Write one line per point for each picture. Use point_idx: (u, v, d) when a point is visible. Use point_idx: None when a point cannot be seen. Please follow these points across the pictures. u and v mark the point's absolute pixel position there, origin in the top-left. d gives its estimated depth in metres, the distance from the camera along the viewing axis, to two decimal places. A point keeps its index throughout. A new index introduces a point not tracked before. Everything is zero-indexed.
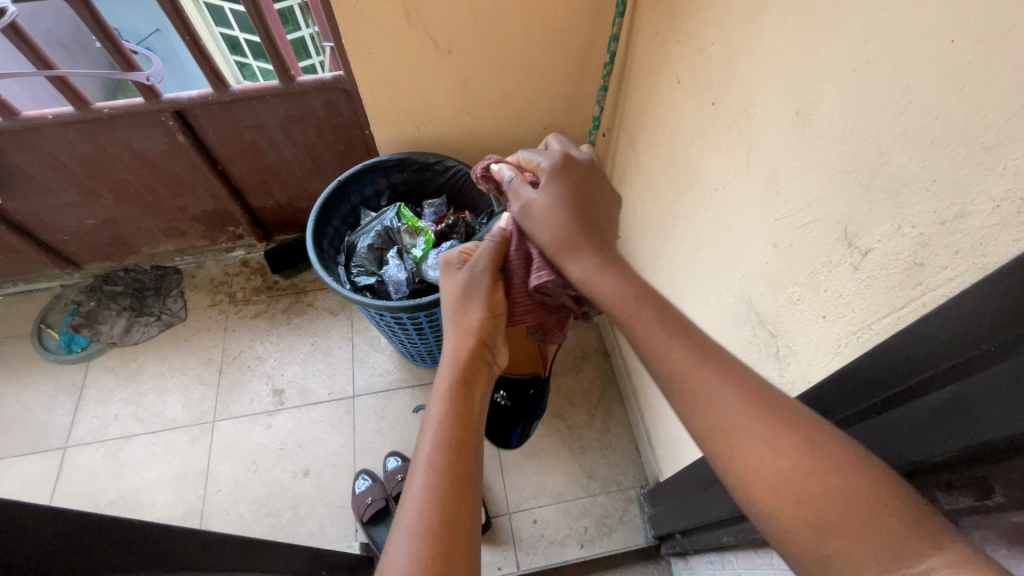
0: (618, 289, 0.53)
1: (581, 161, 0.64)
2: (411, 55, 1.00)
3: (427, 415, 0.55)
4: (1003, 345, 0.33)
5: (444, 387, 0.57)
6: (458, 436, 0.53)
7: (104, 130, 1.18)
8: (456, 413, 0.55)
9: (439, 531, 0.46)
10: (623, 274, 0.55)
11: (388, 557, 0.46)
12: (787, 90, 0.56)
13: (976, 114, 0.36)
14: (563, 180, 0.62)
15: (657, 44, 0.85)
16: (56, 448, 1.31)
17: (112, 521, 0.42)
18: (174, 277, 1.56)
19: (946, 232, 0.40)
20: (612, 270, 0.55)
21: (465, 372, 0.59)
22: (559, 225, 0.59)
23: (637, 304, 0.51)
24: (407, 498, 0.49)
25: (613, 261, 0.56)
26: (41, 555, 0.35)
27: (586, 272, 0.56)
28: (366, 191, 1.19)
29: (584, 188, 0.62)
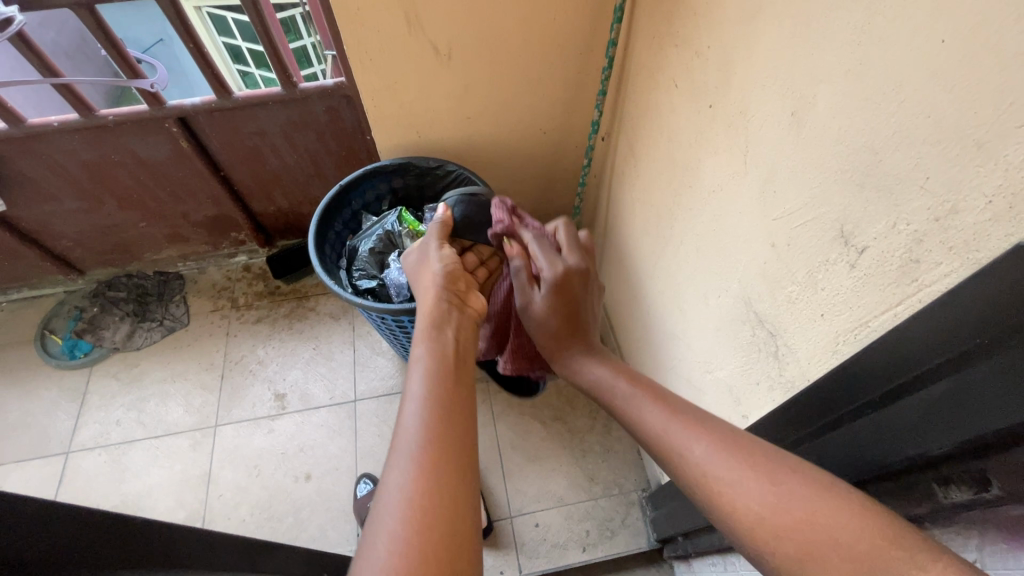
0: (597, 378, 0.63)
1: (576, 269, 0.72)
2: (411, 61, 1.01)
3: (412, 357, 0.57)
4: (998, 337, 0.34)
5: (426, 334, 0.60)
6: (444, 368, 0.54)
7: (108, 137, 1.19)
8: (440, 350, 0.57)
9: (436, 442, 0.47)
10: (607, 360, 0.66)
11: (387, 482, 0.45)
12: (782, 91, 0.57)
13: (967, 112, 0.37)
14: (561, 285, 0.70)
15: (655, 49, 0.86)
16: (59, 454, 1.32)
17: (113, 519, 0.42)
18: (177, 282, 1.57)
19: (940, 228, 0.40)
20: (597, 361, 0.66)
21: (441, 321, 0.62)
22: (553, 323, 0.69)
23: (614, 382, 0.61)
24: (400, 424, 0.49)
25: (595, 351, 0.68)
26: (44, 551, 0.35)
27: (574, 362, 0.68)
28: (367, 196, 1.19)
29: (577, 293, 0.71)
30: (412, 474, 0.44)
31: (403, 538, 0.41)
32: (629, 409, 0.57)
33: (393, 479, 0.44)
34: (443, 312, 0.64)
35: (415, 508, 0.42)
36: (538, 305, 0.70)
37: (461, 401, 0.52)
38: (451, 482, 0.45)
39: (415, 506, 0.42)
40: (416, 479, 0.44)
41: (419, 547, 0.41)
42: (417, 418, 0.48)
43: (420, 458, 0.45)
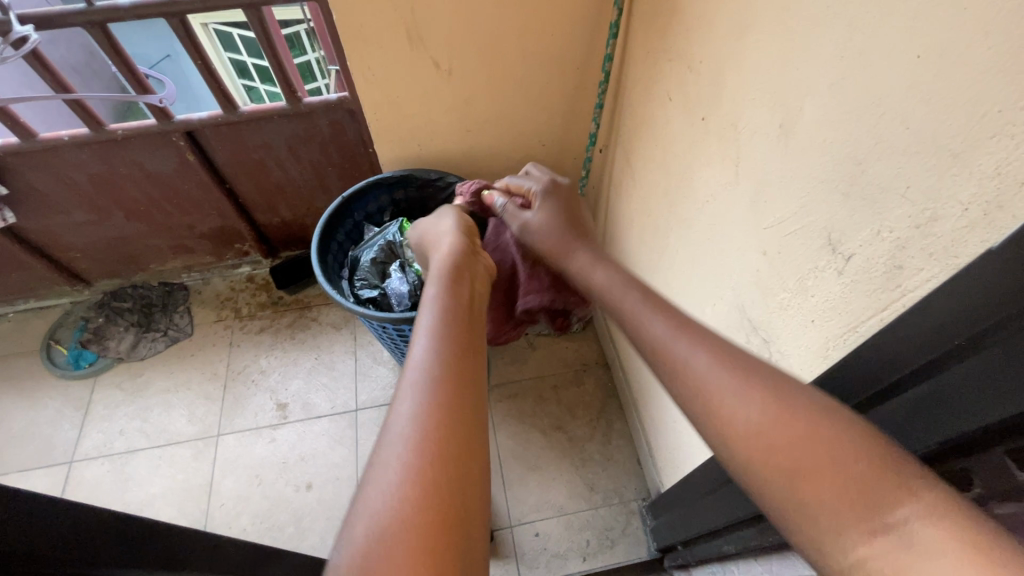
0: (609, 277, 0.59)
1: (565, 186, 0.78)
2: (413, 75, 1.04)
3: (423, 297, 0.56)
4: (976, 338, 0.35)
5: (438, 279, 0.60)
6: (456, 310, 0.54)
7: (116, 150, 1.22)
8: (453, 295, 0.57)
9: (447, 379, 0.46)
10: (618, 266, 0.61)
11: (392, 418, 0.43)
12: (770, 104, 0.59)
13: (942, 124, 0.39)
14: (552, 197, 0.76)
15: (650, 63, 0.88)
16: (62, 463, 1.33)
17: (116, 519, 0.43)
18: (181, 293, 1.59)
19: (921, 235, 0.41)
20: (605, 263, 0.62)
21: (457, 271, 0.62)
22: (554, 233, 0.71)
23: (625, 290, 0.56)
24: (408, 360, 0.48)
25: (604, 254, 0.65)
26: (55, 548, 0.36)
27: (583, 266, 0.64)
28: (369, 207, 1.22)
29: (569, 204, 0.76)
30: (422, 408, 0.43)
31: (409, 469, 0.40)
32: (634, 316, 0.52)
33: (401, 410, 0.43)
34: (456, 262, 0.64)
35: (423, 440, 0.41)
36: (535, 220, 0.74)
37: (469, 345, 0.51)
38: (459, 422, 0.43)
39: (422, 439, 0.41)
40: (428, 413, 0.43)
41: (424, 483, 0.39)
42: (429, 353, 0.48)
43: (430, 391, 0.44)
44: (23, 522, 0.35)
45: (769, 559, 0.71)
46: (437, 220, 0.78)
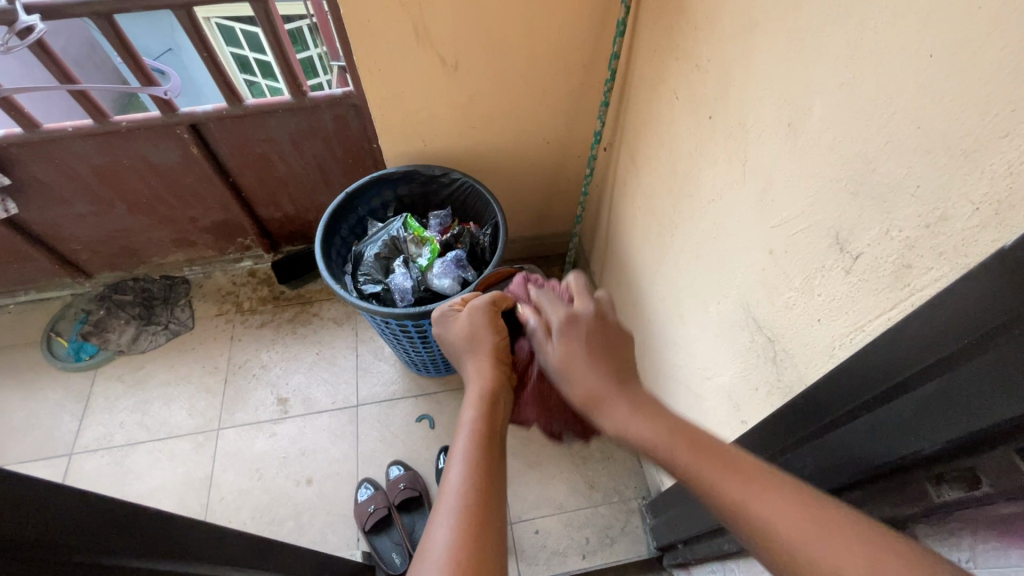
0: (654, 433, 0.50)
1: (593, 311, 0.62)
2: (418, 71, 1.04)
3: (460, 417, 0.57)
4: (985, 336, 0.35)
5: (475, 398, 0.60)
6: (491, 441, 0.55)
7: (120, 142, 1.22)
8: (488, 419, 0.57)
9: (475, 521, 0.48)
10: (660, 417, 0.52)
11: (424, 555, 0.46)
12: (778, 103, 0.59)
13: (954, 123, 0.39)
14: (576, 330, 0.60)
15: (657, 61, 0.88)
16: (62, 455, 1.32)
17: (105, 500, 0.42)
18: (183, 286, 1.59)
19: (930, 234, 0.42)
20: (641, 409, 0.53)
21: (494, 387, 0.62)
22: (584, 380, 0.56)
23: (671, 445, 0.49)
24: (442, 492, 0.50)
25: (643, 403, 0.54)
26: (60, 533, 0.37)
27: (616, 419, 0.53)
28: (373, 202, 1.21)
29: (613, 348, 0.59)
30: (453, 546, 0.46)
31: None
32: None
33: (432, 553, 0.46)
34: (493, 378, 0.63)
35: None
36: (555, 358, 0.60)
37: (501, 482, 0.52)
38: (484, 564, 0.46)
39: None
40: (457, 557, 0.45)
41: None
42: (462, 489, 0.49)
43: (462, 530, 0.47)
44: (28, 509, 0.35)
45: None
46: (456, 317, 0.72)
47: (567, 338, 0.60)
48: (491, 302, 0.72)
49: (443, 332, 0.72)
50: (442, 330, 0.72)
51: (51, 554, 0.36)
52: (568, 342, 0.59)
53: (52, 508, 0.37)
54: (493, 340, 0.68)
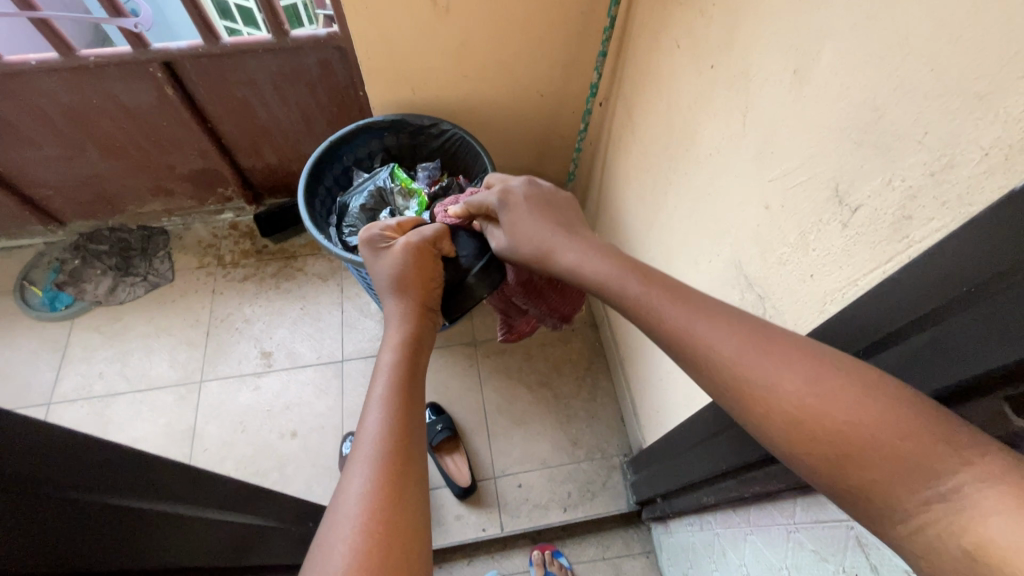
0: (604, 270, 0.56)
1: (519, 186, 0.73)
2: (407, 12, 0.98)
3: (378, 363, 0.58)
4: (983, 285, 0.34)
5: (395, 342, 0.61)
6: (408, 380, 0.56)
7: (89, 80, 1.15)
8: (406, 362, 0.58)
9: (396, 455, 0.49)
10: (614, 253, 0.58)
11: (343, 496, 0.47)
12: (786, 48, 0.56)
13: (971, 64, 0.37)
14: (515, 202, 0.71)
15: (658, 7, 0.84)
16: (40, 405, 1.31)
17: (90, 436, 0.41)
18: (162, 238, 1.54)
19: (934, 183, 0.40)
20: (592, 249, 0.60)
21: (415, 333, 0.63)
22: (530, 238, 0.66)
23: (621, 278, 0.54)
24: (360, 437, 0.50)
25: (596, 243, 0.61)
26: (47, 464, 0.37)
27: (564, 257, 0.61)
28: (359, 152, 1.17)
29: (549, 208, 0.69)
30: (369, 487, 0.46)
31: (355, 551, 0.43)
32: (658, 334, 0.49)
33: (347, 497, 0.46)
34: (415, 321, 0.65)
35: (369, 517, 0.45)
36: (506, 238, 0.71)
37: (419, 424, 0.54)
38: (401, 504, 0.46)
39: (368, 522, 0.44)
40: (375, 492, 0.46)
41: (367, 557, 0.43)
42: (381, 429, 0.50)
43: (379, 470, 0.48)
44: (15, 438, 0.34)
45: (748, 510, 0.73)
46: (377, 252, 0.73)
47: (511, 212, 0.70)
48: (426, 238, 0.74)
49: (376, 267, 0.72)
50: (374, 259, 0.72)
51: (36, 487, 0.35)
52: (512, 215, 0.70)
53: (41, 439, 0.36)
54: (423, 285, 0.70)
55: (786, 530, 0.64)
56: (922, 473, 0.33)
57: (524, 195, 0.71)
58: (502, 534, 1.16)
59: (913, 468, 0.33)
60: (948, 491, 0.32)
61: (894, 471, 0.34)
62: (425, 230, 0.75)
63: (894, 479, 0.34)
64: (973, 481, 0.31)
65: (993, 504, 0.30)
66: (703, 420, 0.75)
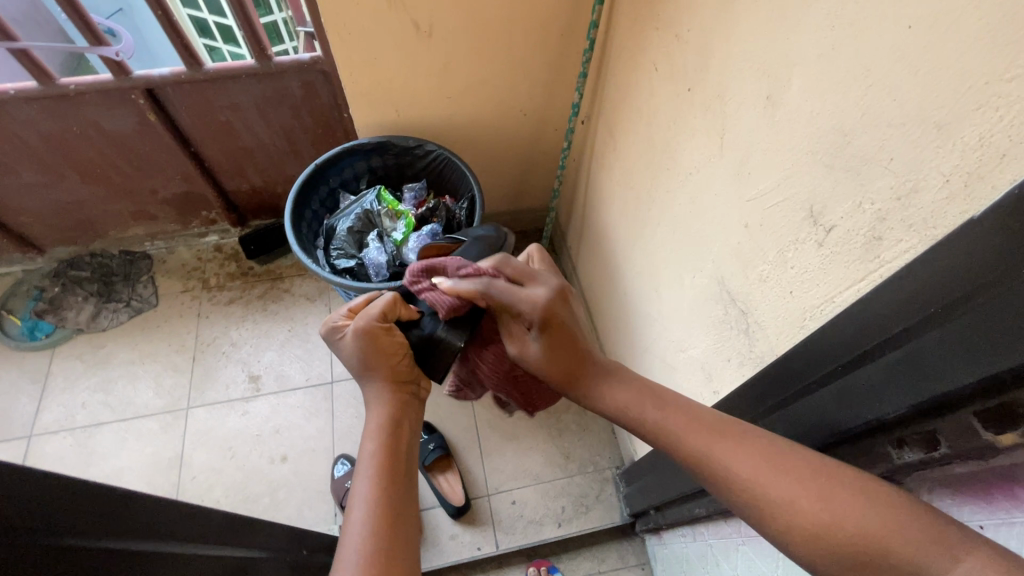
0: (623, 396, 0.53)
1: (554, 294, 0.59)
2: (391, 38, 1.00)
3: (359, 452, 0.56)
4: (951, 304, 0.36)
5: (374, 427, 0.58)
6: (391, 472, 0.54)
7: (69, 108, 1.15)
8: (388, 448, 0.56)
9: (379, 564, 0.48)
10: (633, 378, 0.55)
11: None
12: (758, 75, 0.58)
13: (929, 96, 0.39)
14: (549, 324, 0.57)
15: (635, 32, 0.87)
16: (20, 438, 1.28)
17: (68, 479, 0.40)
18: (145, 262, 1.52)
19: (901, 207, 0.42)
20: (617, 376, 0.56)
21: (396, 411, 0.60)
22: (553, 368, 0.57)
23: (640, 401, 0.52)
24: (344, 541, 0.50)
25: (612, 373, 0.56)
26: (43, 510, 0.37)
27: (594, 393, 0.55)
28: (345, 173, 1.17)
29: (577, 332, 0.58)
30: None
31: None
32: None
33: None
34: (390, 398, 0.61)
35: None
36: (527, 356, 0.59)
37: (405, 517, 0.53)
38: None
39: None
40: None
41: None
42: (363, 534, 0.49)
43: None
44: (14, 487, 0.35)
45: (739, 521, 0.74)
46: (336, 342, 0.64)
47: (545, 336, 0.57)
48: (376, 312, 0.65)
49: (336, 349, 0.65)
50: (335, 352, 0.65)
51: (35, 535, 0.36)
52: (546, 339, 0.57)
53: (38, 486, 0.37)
54: (389, 360, 0.63)
55: None
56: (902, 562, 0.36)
57: (559, 317, 0.57)
58: (497, 552, 1.16)
59: (912, 570, 0.36)
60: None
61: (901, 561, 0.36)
62: (373, 307, 0.66)
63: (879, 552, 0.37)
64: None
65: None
66: None
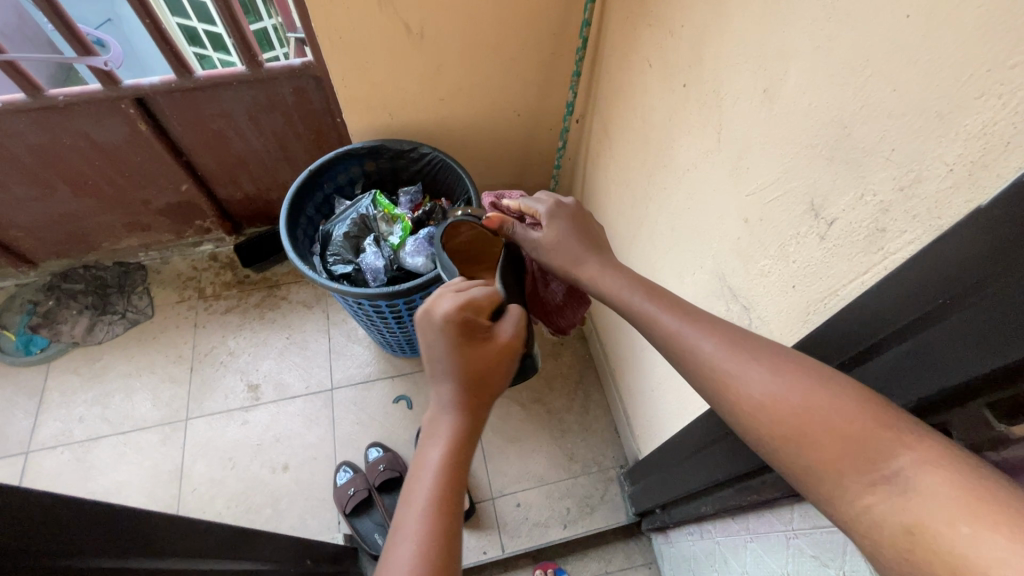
0: (620, 283, 0.55)
1: (572, 204, 0.67)
2: (382, 41, 0.99)
3: (423, 459, 0.48)
4: (959, 295, 0.35)
5: (444, 432, 0.50)
6: (453, 493, 0.47)
7: (59, 119, 1.13)
8: (453, 463, 0.48)
9: None
10: (626, 268, 0.57)
11: None
12: (754, 69, 0.58)
13: (929, 86, 0.38)
14: (562, 216, 0.64)
15: (628, 29, 0.86)
16: (17, 454, 1.26)
17: (58, 495, 0.38)
18: (139, 273, 1.51)
19: (904, 198, 0.42)
20: (611, 266, 0.58)
21: (470, 421, 0.51)
22: (568, 245, 0.61)
23: (631, 288, 0.54)
24: (392, 555, 0.43)
25: (613, 262, 0.59)
26: (41, 530, 0.36)
27: (590, 273, 0.58)
28: (339, 179, 1.17)
29: (583, 226, 0.64)
30: None
31: None
32: None
33: None
34: (467, 411, 0.51)
35: None
36: (543, 239, 0.63)
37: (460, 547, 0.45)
38: None
39: None
40: None
41: None
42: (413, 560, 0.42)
43: None
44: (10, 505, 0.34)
45: (747, 518, 0.74)
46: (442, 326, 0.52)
47: (556, 220, 0.64)
48: (472, 301, 0.54)
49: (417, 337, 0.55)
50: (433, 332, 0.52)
51: (33, 556, 0.35)
52: (556, 222, 0.64)
53: (35, 503, 0.36)
54: (485, 373, 0.52)
55: (786, 536, 0.64)
56: (868, 463, 0.34)
57: (573, 212, 0.65)
58: (503, 555, 1.16)
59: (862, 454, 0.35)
60: (891, 476, 0.33)
61: (864, 475, 0.34)
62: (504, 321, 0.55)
63: (840, 468, 0.36)
64: (914, 466, 0.33)
65: (928, 486, 0.32)
66: (696, 430, 0.76)
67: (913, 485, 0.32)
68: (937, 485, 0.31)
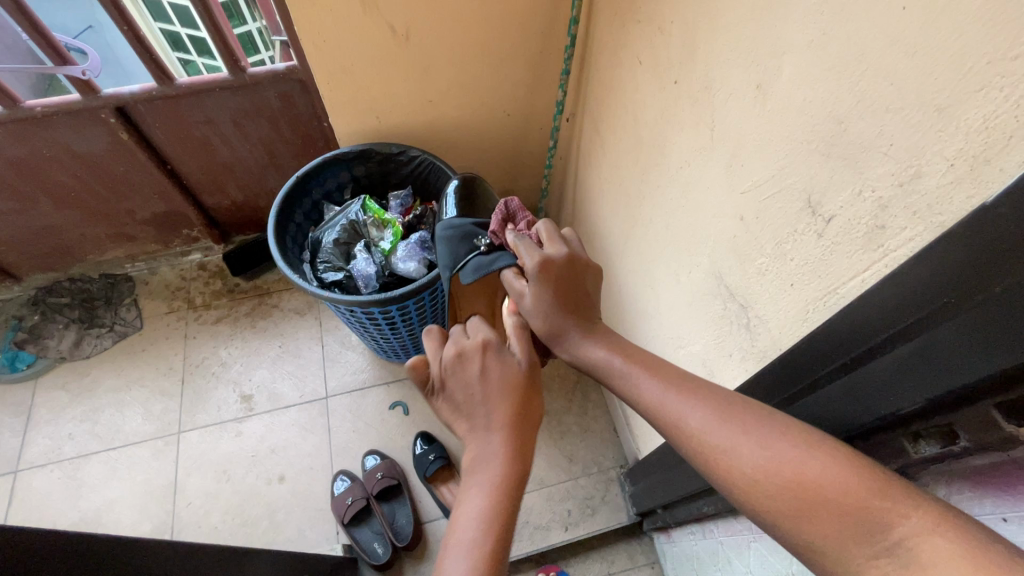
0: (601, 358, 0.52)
1: (560, 258, 0.57)
2: (367, 44, 0.97)
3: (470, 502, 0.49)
4: (964, 295, 0.35)
5: (489, 476, 0.50)
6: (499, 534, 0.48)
7: (37, 131, 1.11)
8: (500, 505, 0.49)
9: None
10: (612, 342, 0.54)
11: None
12: (746, 63, 0.57)
13: (927, 80, 0.38)
14: (548, 276, 0.57)
15: (617, 25, 0.85)
16: (6, 474, 1.24)
17: None
18: (127, 285, 1.49)
19: (903, 193, 0.41)
20: (596, 336, 0.55)
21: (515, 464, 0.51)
22: (546, 318, 0.56)
23: (610, 361, 0.52)
24: None
25: (596, 332, 0.55)
26: None
27: (570, 344, 0.55)
28: (328, 184, 1.15)
29: (569, 287, 0.57)
30: None
31: None
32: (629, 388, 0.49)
33: None
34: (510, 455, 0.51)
35: None
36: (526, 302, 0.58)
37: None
38: None
39: None
40: None
41: None
42: None
43: None
44: None
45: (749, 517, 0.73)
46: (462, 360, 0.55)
47: (540, 283, 0.57)
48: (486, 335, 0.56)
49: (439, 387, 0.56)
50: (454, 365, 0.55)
51: None
52: (540, 285, 0.57)
53: None
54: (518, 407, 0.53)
55: None
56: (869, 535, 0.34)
57: (559, 270, 0.57)
58: None
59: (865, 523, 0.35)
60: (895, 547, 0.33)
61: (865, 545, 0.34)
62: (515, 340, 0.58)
63: (838, 533, 0.36)
64: (913, 536, 0.33)
65: (932, 555, 0.31)
66: None
67: (917, 555, 0.32)
68: (940, 553, 0.31)
